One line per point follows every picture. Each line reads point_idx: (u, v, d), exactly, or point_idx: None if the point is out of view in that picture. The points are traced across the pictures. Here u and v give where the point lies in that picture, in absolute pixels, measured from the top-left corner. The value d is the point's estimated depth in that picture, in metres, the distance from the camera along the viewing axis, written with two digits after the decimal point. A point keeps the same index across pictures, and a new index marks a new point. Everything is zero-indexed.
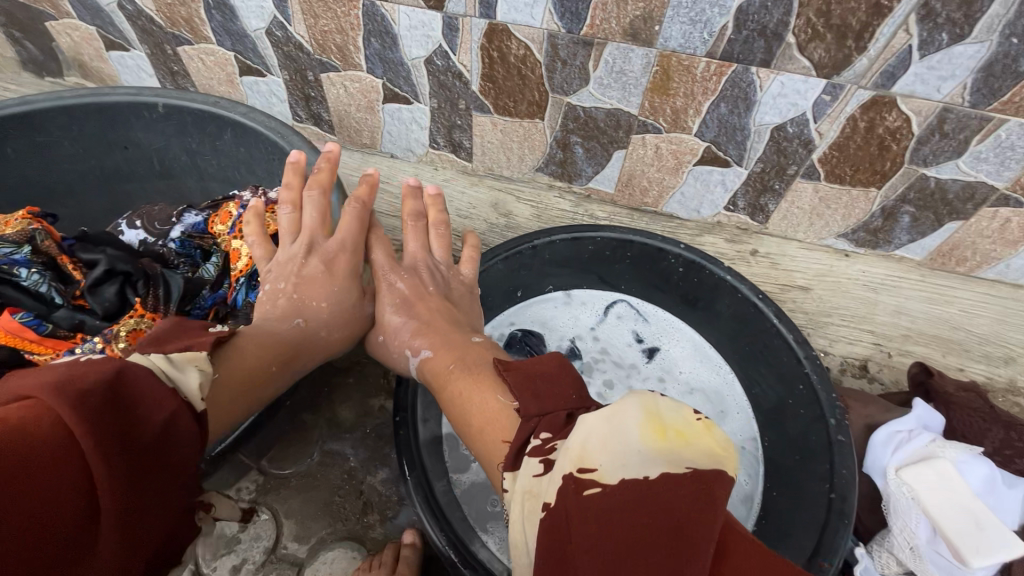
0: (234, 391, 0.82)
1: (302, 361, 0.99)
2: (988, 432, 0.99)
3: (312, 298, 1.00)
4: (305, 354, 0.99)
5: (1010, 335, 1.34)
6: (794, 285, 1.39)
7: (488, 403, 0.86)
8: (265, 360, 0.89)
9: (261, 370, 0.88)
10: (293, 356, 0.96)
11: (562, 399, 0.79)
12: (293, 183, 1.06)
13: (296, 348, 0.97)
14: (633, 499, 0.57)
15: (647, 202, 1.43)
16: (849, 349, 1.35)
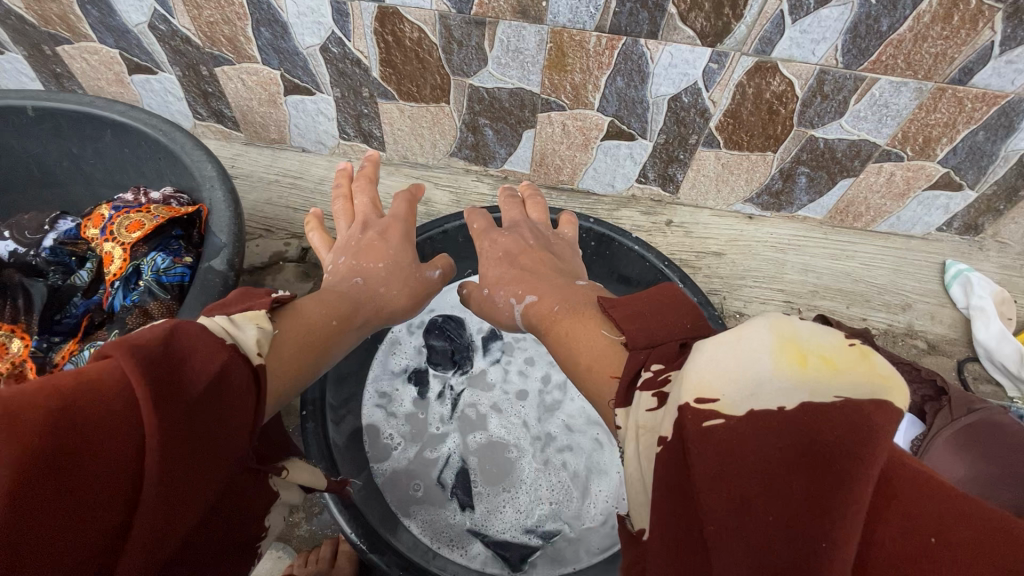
0: (300, 351, 0.81)
1: (368, 316, 0.99)
2: None
3: (377, 260, 1.06)
4: (374, 310, 1.01)
5: (905, 283, 1.43)
6: (709, 251, 1.44)
7: (594, 346, 0.76)
8: (323, 316, 0.89)
9: (316, 326, 0.86)
10: (365, 310, 0.99)
11: (663, 329, 0.69)
12: (343, 182, 1.21)
13: (377, 304, 1.01)
14: (768, 428, 0.44)
15: (563, 179, 1.44)
16: (763, 308, 1.40)
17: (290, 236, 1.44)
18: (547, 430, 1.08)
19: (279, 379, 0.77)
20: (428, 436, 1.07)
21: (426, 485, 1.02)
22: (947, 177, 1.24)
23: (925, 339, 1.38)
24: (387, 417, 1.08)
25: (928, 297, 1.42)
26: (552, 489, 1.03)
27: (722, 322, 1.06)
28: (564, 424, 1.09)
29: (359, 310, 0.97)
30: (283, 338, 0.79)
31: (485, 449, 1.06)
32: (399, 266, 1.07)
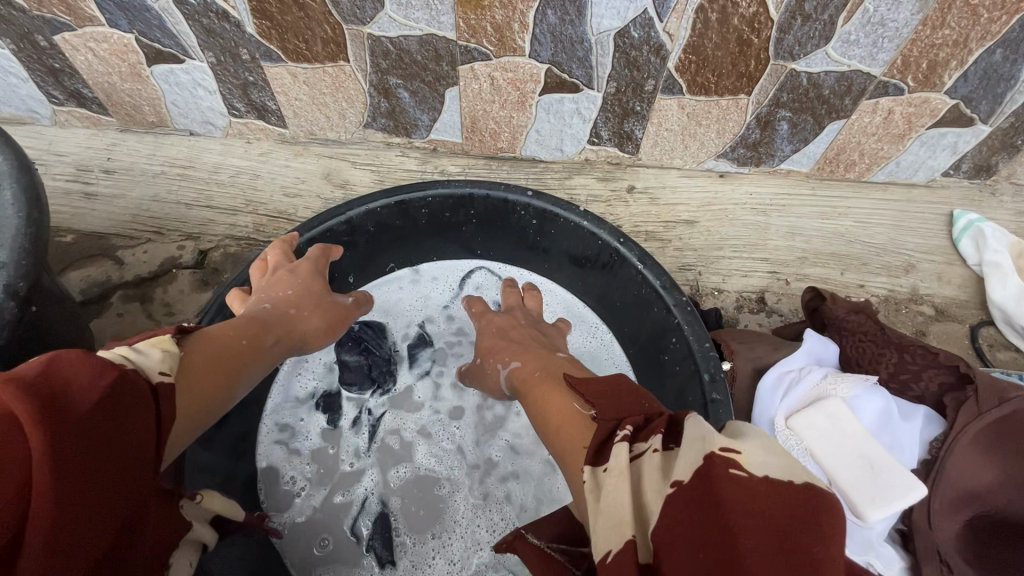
0: (215, 378, 0.66)
1: (269, 352, 0.78)
2: (881, 358, 0.84)
3: (287, 289, 0.84)
4: (280, 348, 0.80)
5: (907, 240, 1.23)
6: (679, 220, 1.22)
7: (559, 411, 0.63)
8: (233, 336, 0.73)
9: (238, 345, 0.72)
10: (270, 338, 0.78)
11: (634, 397, 0.56)
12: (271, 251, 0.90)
13: (284, 337, 0.80)
14: (762, 489, 0.40)
15: (501, 146, 1.22)
16: (745, 282, 1.20)
17: (184, 238, 1.20)
18: (487, 456, 0.93)
19: (209, 403, 0.65)
20: (340, 475, 0.92)
21: (340, 535, 0.88)
22: (956, 110, 1.03)
23: (932, 305, 1.19)
24: (288, 457, 0.92)
25: (934, 254, 1.22)
26: (493, 529, 0.88)
27: (693, 309, 0.85)
28: (506, 447, 0.93)
29: (266, 339, 0.77)
30: (205, 358, 0.67)
31: (412, 486, 0.91)
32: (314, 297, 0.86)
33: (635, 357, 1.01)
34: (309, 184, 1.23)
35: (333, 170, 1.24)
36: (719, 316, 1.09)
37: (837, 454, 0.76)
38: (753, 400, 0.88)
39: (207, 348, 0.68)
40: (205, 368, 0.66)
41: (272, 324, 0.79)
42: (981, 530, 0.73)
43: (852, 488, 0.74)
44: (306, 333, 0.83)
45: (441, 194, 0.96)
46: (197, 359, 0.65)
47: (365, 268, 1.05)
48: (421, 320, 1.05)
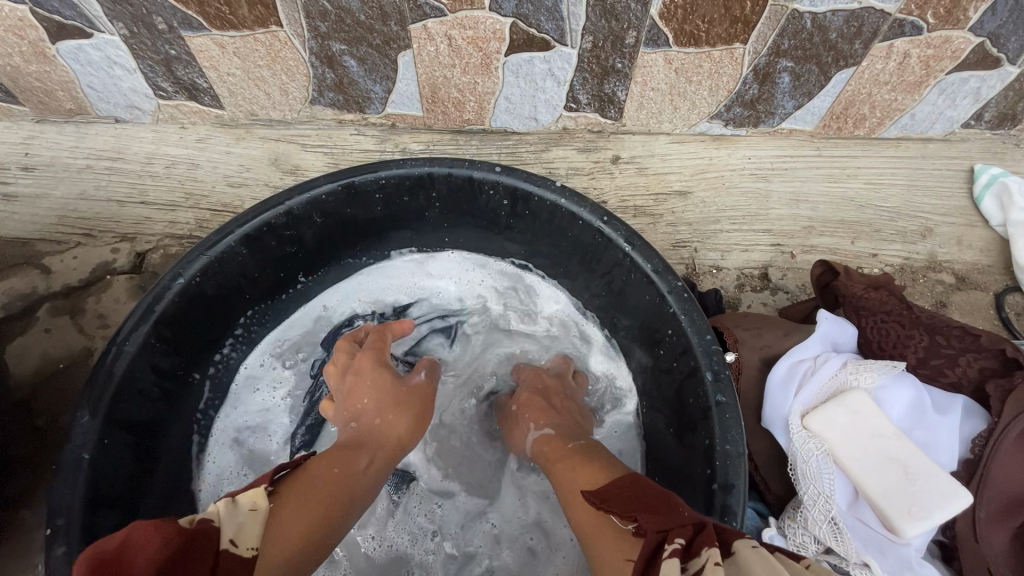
0: (327, 526, 0.59)
1: (378, 467, 0.70)
2: (909, 341, 0.73)
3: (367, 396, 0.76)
4: (389, 465, 0.72)
5: (922, 202, 1.11)
6: (671, 191, 1.10)
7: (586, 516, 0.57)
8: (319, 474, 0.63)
9: (348, 473, 0.65)
10: (382, 459, 0.70)
11: (667, 506, 0.51)
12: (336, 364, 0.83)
13: (390, 450, 0.72)
14: None
15: (467, 119, 1.08)
16: (746, 257, 1.08)
17: (118, 239, 1.06)
18: (466, 544, 0.83)
19: (315, 560, 0.58)
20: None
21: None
22: (981, 50, 0.91)
23: (952, 272, 1.08)
24: (235, 478, 0.84)
25: (953, 216, 1.11)
26: None
27: (691, 296, 0.73)
28: (490, 537, 0.84)
29: (371, 452, 0.70)
30: (298, 498, 0.59)
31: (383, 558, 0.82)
32: (417, 401, 0.79)
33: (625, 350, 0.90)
34: (255, 171, 1.09)
35: (282, 155, 1.10)
36: (720, 299, 0.98)
37: (866, 457, 0.66)
38: (760, 402, 0.76)
39: (314, 485, 0.61)
40: (303, 509, 0.58)
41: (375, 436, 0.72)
42: None
43: (884, 497, 0.63)
44: (403, 436, 0.74)
45: (396, 174, 0.83)
46: (296, 502, 0.58)
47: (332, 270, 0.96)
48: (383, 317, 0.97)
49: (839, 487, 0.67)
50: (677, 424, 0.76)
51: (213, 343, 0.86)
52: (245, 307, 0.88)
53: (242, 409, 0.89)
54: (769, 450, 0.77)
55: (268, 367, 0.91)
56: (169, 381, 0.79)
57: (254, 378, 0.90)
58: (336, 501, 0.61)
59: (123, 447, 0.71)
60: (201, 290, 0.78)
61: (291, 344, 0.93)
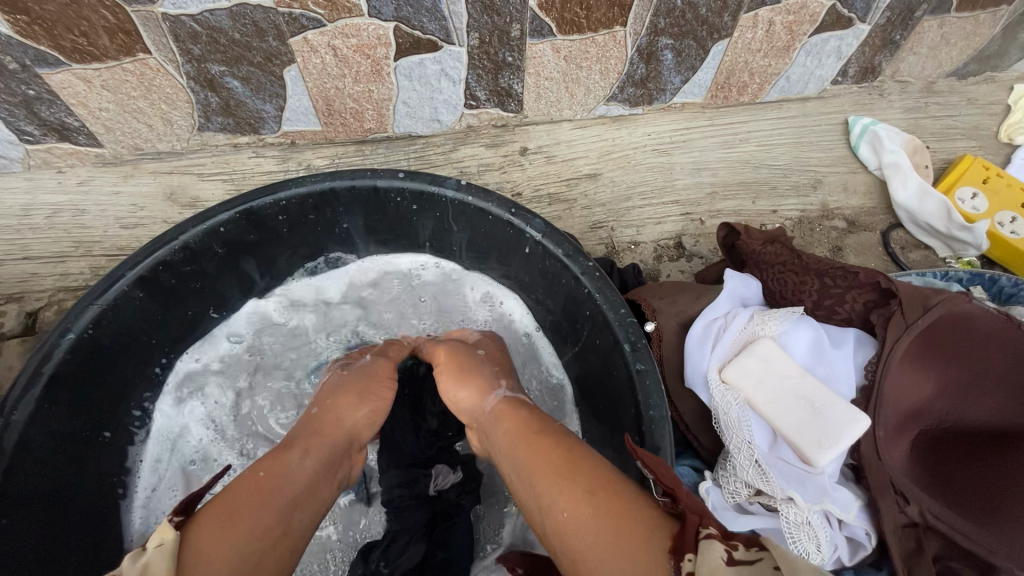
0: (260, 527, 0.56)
1: (314, 459, 0.66)
2: (803, 286, 0.79)
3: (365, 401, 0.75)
4: (331, 450, 0.68)
5: (810, 156, 1.20)
6: (580, 175, 1.13)
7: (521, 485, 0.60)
8: (246, 482, 0.60)
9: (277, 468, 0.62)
10: (315, 448, 0.67)
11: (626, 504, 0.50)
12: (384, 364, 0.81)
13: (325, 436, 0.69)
14: None
15: (369, 128, 1.06)
16: (660, 230, 1.14)
17: (3, 301, 0.97)
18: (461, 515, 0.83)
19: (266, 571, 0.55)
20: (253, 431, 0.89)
21: (213, 469, 0.84)
22: (834, 12, 0.98)
23: (844, 218, 1.18)
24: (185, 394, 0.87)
25: (837, 166, 1.20)
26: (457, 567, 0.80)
27: (603, 274, 0.76)
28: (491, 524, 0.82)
29: (304, 447, 0.66)
30: (225, 509, 0.57)
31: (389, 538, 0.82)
32: (359, 387, 0.76)
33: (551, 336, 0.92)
34: (150, 209, 1.03)
35: (179, 188, 1.04)
36: (639, 272, 1.03)
37: (777, 396, 0.71)
38: (682, 360, 0.81)
39: (236, 495, 0.58)
40: (223, 517, 0.56)
41: (310, 433, 0.69)
42: (928, 448, 0.69)
43: (798, 434, 0.68)
44: (358, 425, 0.73)
45: (296, 193, 0.81)
46: (210, 521, 0.55)
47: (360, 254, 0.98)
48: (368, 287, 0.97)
49: (758, 432, 0.72)
50: (609, 398, 0.78)
51: (127, 396, 0.81)
52: (158, 350, 0.84)
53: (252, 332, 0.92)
54: (693, 407, 0.81)
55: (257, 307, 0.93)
56: (75, 442, 0.74)
57: (275, 325, 0.94)
58: (259, 507, 0.58)
59: (30, 520, 0.67)
60: (99, 342, 0.74)
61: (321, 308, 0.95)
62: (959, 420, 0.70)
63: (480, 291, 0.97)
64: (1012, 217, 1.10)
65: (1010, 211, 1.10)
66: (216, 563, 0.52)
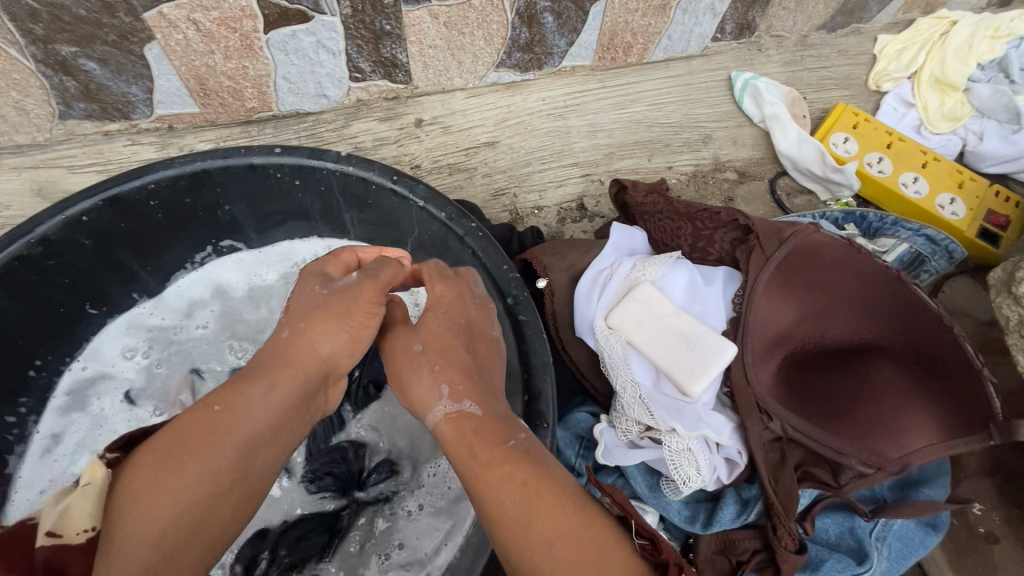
0: (211, 468, 0.54)
1: (279, 393, 0.60)
2: (680, 232, 0.83)
3: (330, 335, 0.65)
4: (302, 385, 0.62)
5: (699, 112, 1.25)
6: (479, 144, 1.14)
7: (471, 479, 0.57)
8: (194, 418, 0.57)
9: (234, 404, 0.58)
10: (281, 381, 0.61)
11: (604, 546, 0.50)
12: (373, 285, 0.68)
13: (297, 370, 0.63)
14: None
15: (252, 107, 1.02)
16: (562, 192, 1.16)
17: None
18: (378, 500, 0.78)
19: (222, 508, 0.54)
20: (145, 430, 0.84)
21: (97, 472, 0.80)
22: None
23: (735, 169, 1.24)
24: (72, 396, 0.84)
25: (725, 121, 1.26)
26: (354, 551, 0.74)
27: (485, 234, 0.77)
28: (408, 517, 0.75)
29: (269, 380, 0.60)
30: (170, 447, 0.54)
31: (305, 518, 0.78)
32: (334, 310, 0.65)
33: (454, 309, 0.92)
34: (15, 207, 0.95)
35: (46, 183, 0.97)
36: (539, 234, 1.05)
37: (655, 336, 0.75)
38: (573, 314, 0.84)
39: (186, 432, 0.55)
40: (164, 456, 0.54)
41: (279, 361, 0.63)
42: (797, 370, 0.73)
43: (673, 367, 0.72)
44: (328, 354, 0.65)
45: (165, 176, 0.78)
46: (156, 460, 0.53)
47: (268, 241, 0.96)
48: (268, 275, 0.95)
49: (641, 370, 0.75)
50: None
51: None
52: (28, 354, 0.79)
53: (143, 337, 0.89)
54: (588, 355, 0.84)
55: (152, 309, 0.91)
56: None
57: (163, 328, 0.90)
58: (211, 445, 0.55)
59: None
60: None
61: (222, 301, 0.92)
62: (821, 341, 0.74)
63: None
64: (879, 158, 1.19)
65: (877, 152, 1.20)
66: (160, 507, 0.51)
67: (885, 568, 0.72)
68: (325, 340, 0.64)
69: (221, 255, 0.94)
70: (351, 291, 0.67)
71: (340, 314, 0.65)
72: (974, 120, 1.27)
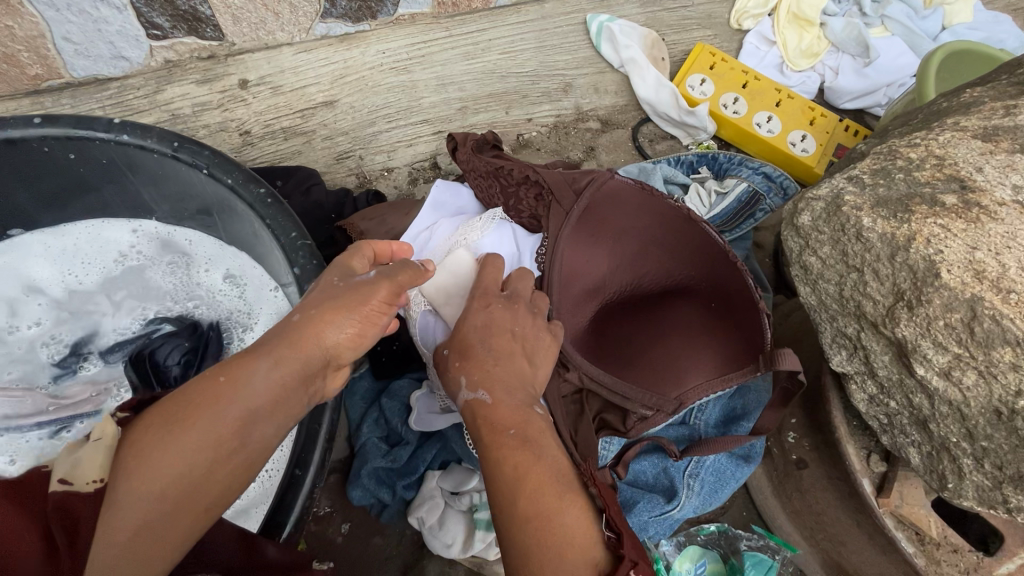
0: (208, 446, 0.46)
1: (286, 370, 0.51)
2: (492, 190, 0.77)
3: (358, 330, 0.55)
4: (308, 367, 0.52)
5: (556, 60, 1.20)
6: (315, 104, 1.06)
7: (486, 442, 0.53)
8: (198, 386, 0.49)
9: (240, 375, 0.49)
10: (290, 359, 0.51)
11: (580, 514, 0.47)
12: (402, 286, 0.57)
13: (302, 351, 0.52)
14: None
15: (36, 75, 0.91)
16: (413, 151, 1.10)
17: None
18: None
19: (214, 486, 0.47)
20: None
21: None
22: None
23: (597, 118, 1.20)
24: None
25: (583, 67, 1.21)
26: None
27: (276, 201, 0.72)
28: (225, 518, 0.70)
29: (275, 354, 0.51)
30: (172, 414, 0.46)
31: None
32: (345, 302, 0.54)
33: (266, 294, 0.87)
34: None
35: None
36: (380, 196, 1.00)
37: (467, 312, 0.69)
38: None
39: (188, 400, 0.48)
40: (170, 423, 0.46)
41: (288, 332, 0.53)
42: (607, 319, 0.71)
43: None
44: (346, 341, 0.55)
45: None
46: (155, 425, 0.46)
47: (64, 234, 0.88)
48: (71, 264, 0.88)
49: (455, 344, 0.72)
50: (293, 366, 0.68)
51: None
52: None
53: None
54: None
55: None
56: None
57: None
58: (211, 415, 0.47)
59: None
60: None
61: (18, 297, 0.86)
62: (625, 291, 0.72)
63: (221, 272, 0.90)
64: (734, 98, 1.18)
65: (733, 92, 1.18)
66: (145, 479, 0.44)
67: (697, 503, 0.75)
68: (331, 336, 0.53)
69: (4, 246, 0.85)
70: (378, 291, 0.55)
71: (361, 317, 0.54)
72: (830, 55, 1.27)
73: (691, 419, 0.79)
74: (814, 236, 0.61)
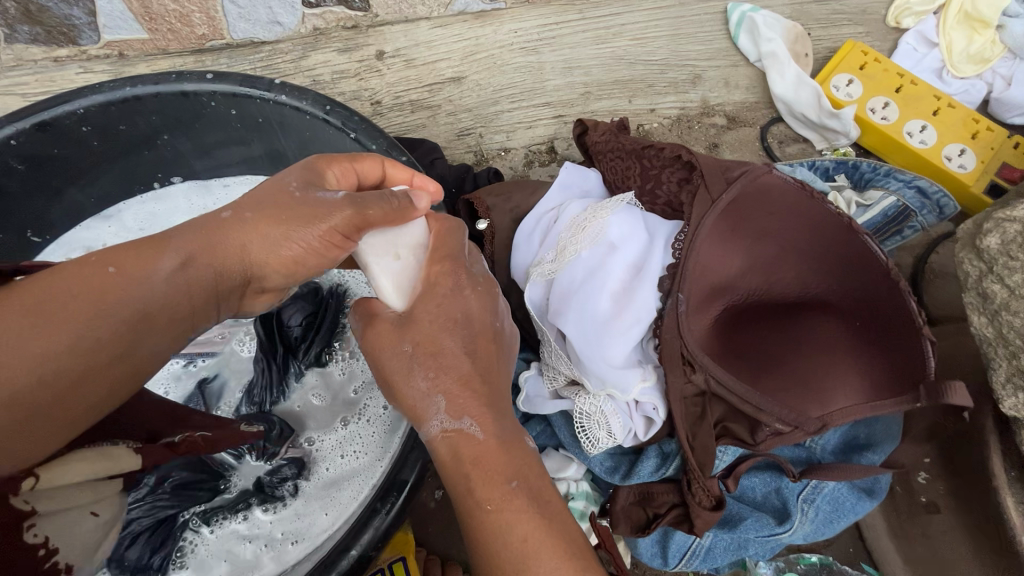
0: (94, 342, 0.45)
1: (190, 275, 0.50)
2: (629, 172, 0.77)
3: (308, 250, 0.52)
4: (218, 277, 0.51)
5: (687, 49, 1.15)
6: (443, 79, 1.07)
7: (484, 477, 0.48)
8: (73, 277, 0.46)
9: (132, 271, 0.48)
10: (198, 264, 0.50)
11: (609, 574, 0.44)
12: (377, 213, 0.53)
13: (217, 257, 0.51)
14: None
15: (204, 34, 0.99)
16: (531, 134, 1.09)
17: None
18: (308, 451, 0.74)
19: (94, 385, 0.46)
20: None
21: None
22: None
23: (725, 114, 1.14)
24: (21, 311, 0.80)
25: (717, 59, 1.15)
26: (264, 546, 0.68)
27: None
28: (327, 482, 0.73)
29: (183, 253, 0.50)
30: (44, 304, 0.44)
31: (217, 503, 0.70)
32: (286, 216, 0.51)
33: None
34: None
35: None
36: (497, 175, 1.00)
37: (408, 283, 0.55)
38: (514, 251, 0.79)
39: (66, 288, 0.46)
40: (42, 312, 0.44)
41: (199, 235, 0.51)
42: (740, 320, 0.68)
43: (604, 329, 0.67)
44: (267, 259, 0.53)
45: (97, 101, 0.76)
46: (27, 310, 0.44)
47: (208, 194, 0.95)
48: None
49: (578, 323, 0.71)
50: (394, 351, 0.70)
51: None
52: None
53: None
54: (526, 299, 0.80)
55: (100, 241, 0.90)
56: None
57: None
58: (96, 311, 0.46)
59: None
60: None
61: None
62: (763, 293, 0.68)
63: None
64: (885, 103, 1.08)
65: (883, 96, 1.08)
66: (25, 357, 0.43)
67: (809, 531, 0.71)
68: (276, 249, 0.52)
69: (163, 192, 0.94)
70: (348, 214, 0.52)
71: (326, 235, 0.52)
72: (1004, 62, 1.12)
73: (809, 441, 0.73)
74: (1004, 261, 0.55)
